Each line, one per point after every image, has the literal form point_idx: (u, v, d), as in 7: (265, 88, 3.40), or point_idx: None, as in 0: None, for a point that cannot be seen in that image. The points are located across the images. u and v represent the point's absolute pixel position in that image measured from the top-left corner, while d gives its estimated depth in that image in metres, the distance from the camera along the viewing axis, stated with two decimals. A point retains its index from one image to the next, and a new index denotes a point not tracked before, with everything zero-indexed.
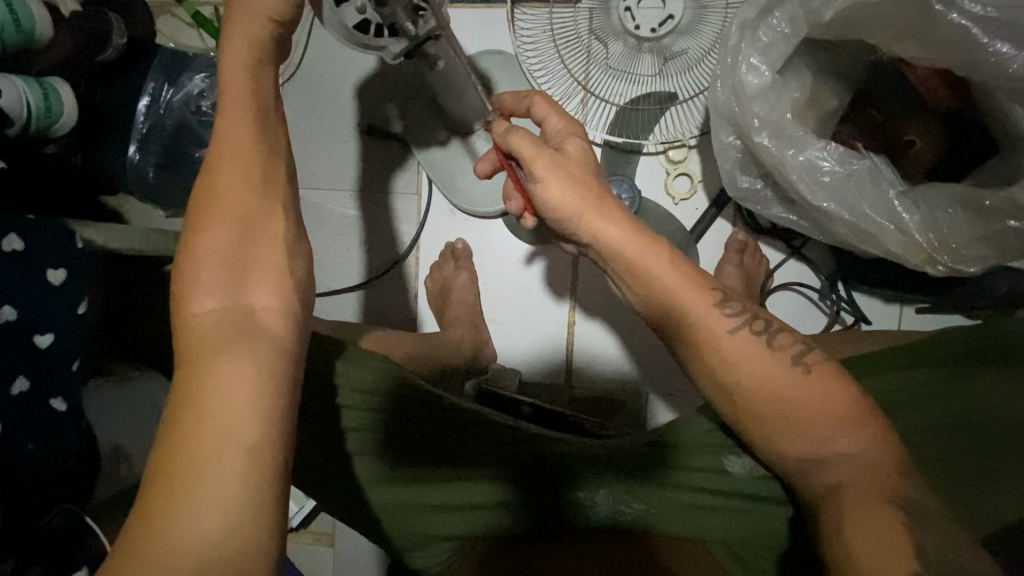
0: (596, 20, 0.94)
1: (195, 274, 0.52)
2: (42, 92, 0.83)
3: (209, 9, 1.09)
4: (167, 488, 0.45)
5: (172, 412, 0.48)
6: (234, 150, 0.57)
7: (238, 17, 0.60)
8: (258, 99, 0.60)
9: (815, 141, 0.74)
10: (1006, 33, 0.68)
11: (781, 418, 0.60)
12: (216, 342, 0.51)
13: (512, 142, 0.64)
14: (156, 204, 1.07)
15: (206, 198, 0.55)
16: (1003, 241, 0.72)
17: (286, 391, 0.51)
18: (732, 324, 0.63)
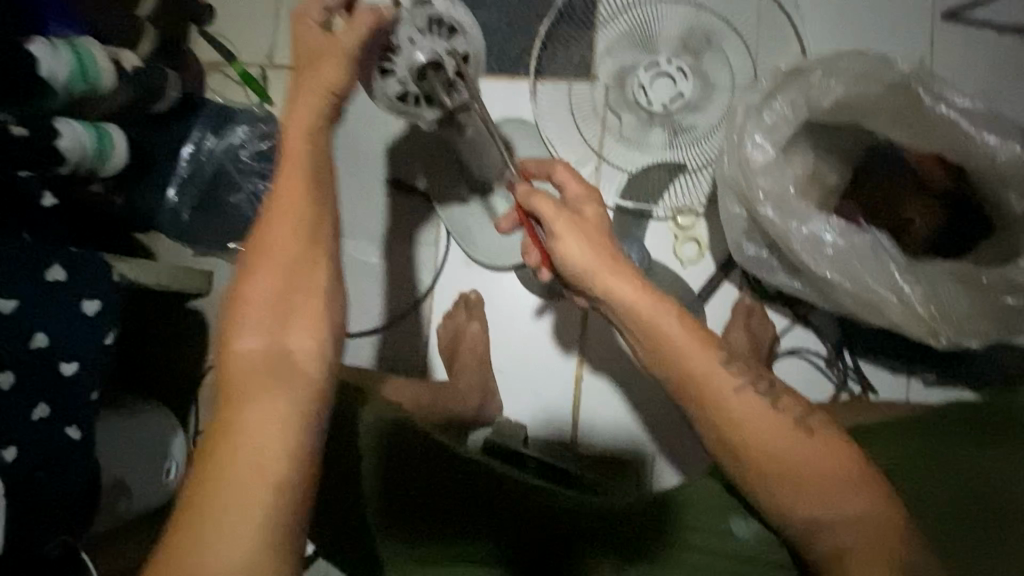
0: (611, 96, 1.04)
1: (241, 316, 0.55)
2: (97, 135, 0.89)
3: (257, 69, 1.18)
4: (199, 515, 0.48)
5: (209, 443, 0.51)
6: (286, 199, 0.57)
7: (305, 89, 0.63)
8: (314, 152, 0.61)
9: (817, 215, 0.78)
10: (993, 125, 0.75)
11: (787, 478, 0.61)
12: (251, 383, 0.52)
13: (533, 204, 0.70)
14: (184, 242, 1.12)
15: (258, 244, 0.57)
16: (1006, 319, 0.75)
17: (317, 433, 0.53)
18: (737, 383, 0.65)
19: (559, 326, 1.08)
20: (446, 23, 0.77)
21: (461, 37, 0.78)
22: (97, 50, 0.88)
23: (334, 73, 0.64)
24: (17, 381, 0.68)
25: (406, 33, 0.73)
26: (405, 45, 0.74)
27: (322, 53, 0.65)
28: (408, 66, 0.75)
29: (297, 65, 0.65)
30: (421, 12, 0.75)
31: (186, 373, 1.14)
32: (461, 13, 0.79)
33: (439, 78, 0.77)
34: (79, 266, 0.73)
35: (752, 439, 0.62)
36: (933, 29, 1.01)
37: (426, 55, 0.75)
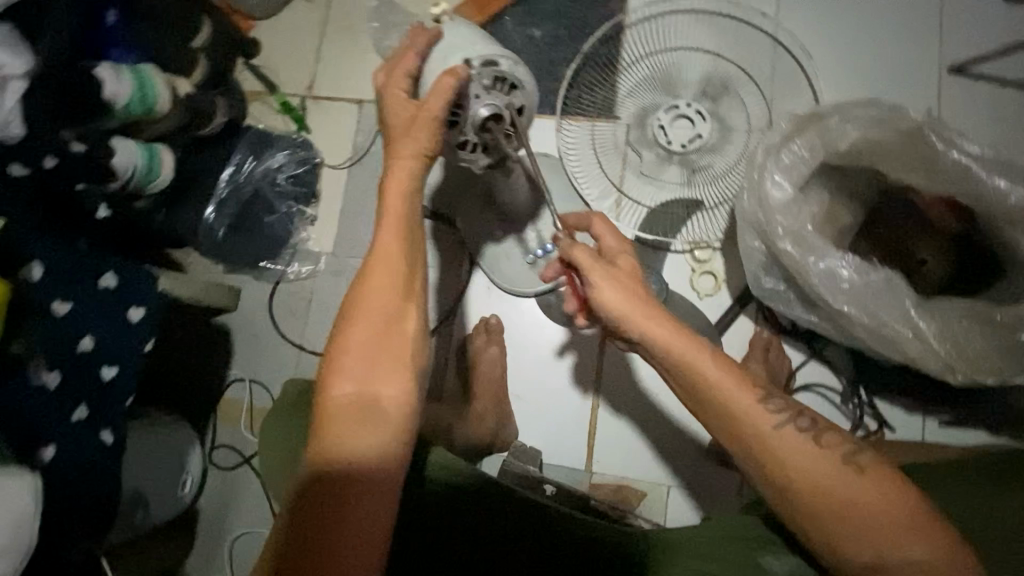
0: (632, 134, 1.10)
1: (341, 361, 0.64)
2: (148, 156, 0.96)
3: (297, 99, 1.25)
4: (314, 518, 0.58)
5: (316, 463, 0.60)
6: (386, 261, 0.68)
7: (401, 154, 0.72)
8: (409, 217, 0.71)
9: (834, 251, 0.81)
10: (1002, 170, 0.78)
11: (845, 523, 0.60)
12: (350, 420, 0.61)
13: (574, 255, 0.76)
14: (218, 259, 1.18)
15: (358, 296, 0.66)
16: (1019, 355, 0.77)
17: (404, 451, 0.62)
18: (776, 419, 0.66)
19: (577, 353, 1.10)
20: (508, 78, 0.79)
21: (519, 92, 0.80)
22: (157, 76, 0.95)
23: (425, 139, 0.73)
24: (62, 381, 0.70)
25: (472, 90, 0.77)
26: (471, 101, 0.77)
27: (417, 117, 0.73)
28: (472, 120, 0.77)
29: (389, 133, 0.75)
30: (488, 70, 0.78)
31: (207, 386, 1.16)
32: (522, 70, 0.80)
33: (500, 130, 0.79)
34: (126, 274, 0.77)
35: (800, 476, 0.63)
36: (940, 82, 1.07)
37: (489, 110, 0.77)
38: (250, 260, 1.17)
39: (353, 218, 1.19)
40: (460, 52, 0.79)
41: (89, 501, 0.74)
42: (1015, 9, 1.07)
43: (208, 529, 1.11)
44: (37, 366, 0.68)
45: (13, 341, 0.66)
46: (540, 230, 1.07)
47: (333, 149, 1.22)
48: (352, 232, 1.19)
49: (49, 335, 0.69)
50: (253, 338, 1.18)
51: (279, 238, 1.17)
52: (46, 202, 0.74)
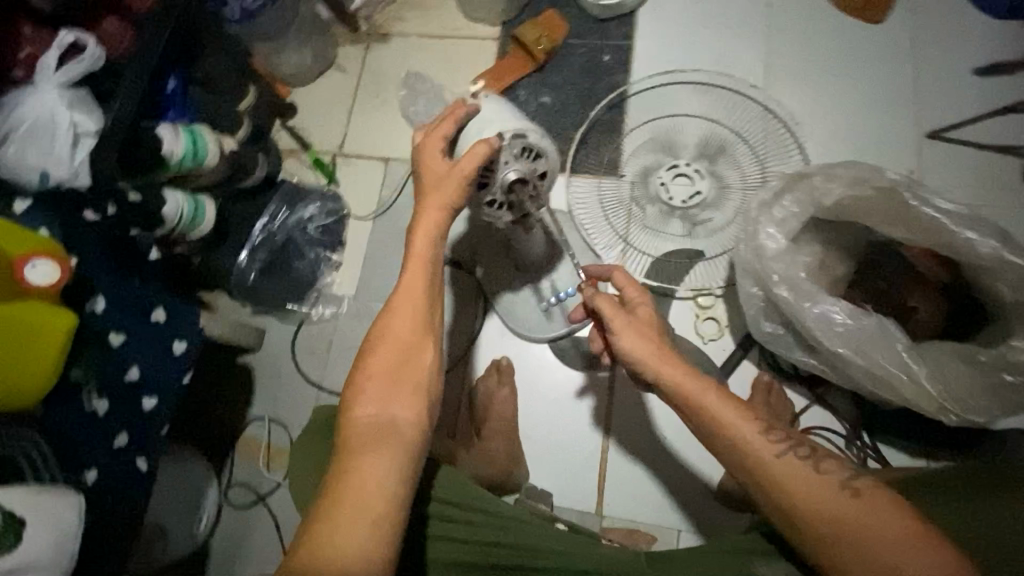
0: (637, 190, 1.20)
1: (362, 390, 0.69)
2: (193, 206, 1.06)
3: (328, 156, 1.37)
4: (320, 535, 0.59)
5: (330, 483, 0.63)
6: (411, 297, 0.74)
7: (430, 203, 0.78)
8: (433, 257, 0.77)
9: (827, 297, 0.87)
10: (974, 225, 0.84)
11: (852, 547, 0.63)
12: (367, 441, 0.65)
13: (597, 301, 0.84)
14: (246, 300, 1.25)
15: (382, 330, 0.72)
16: (1004, 395, 0.81)
17: (411, 479, 0.64)
18: (780, 447, 0.70)
19: (586, 395, 1.14)
20: (534, 148, 0.88)
21: (543, 160, 0.89)
22: (209, 135, 1.05)
23: (452, 190, 0.78)
24: (109, 409, 0.76)
25: (502, 157, 0.85)
26: (500, 167, 0.86)
27: (448, 173, 0.80)
28: (500, 183, 0.86)
29: (422, 183, 0.82)
30: (517, 141, 0.86)
31: (227, 423, 1.20)
32: (547, 142, 0.90)
33: (525, 193, 0.88)
34: (177, 310, 0.85)
35: (799, 492, 0.67)
36: (920, 146, 1.16)
37: (516, 175, 0.86)
38: (277, 301, 1.25)
39: (376, 264, 1.27)
40: (496, 125, 0.87)
41: (117, 531, 0.76)
42: (983, 83, 1.18)
43: (220, 568, 1.12)
44: (88, 395, 0.75)
45: (72, 367, 0.74)
46: (556, 279, 1.14)
47: (358, 201, 1.32)
48: (374, 277, 1.27)
49: (101, 366, 0.76)
50: (275, 376, 1.23)
51: (307, 282, 1.25)
52: (107, 246, 0.81)
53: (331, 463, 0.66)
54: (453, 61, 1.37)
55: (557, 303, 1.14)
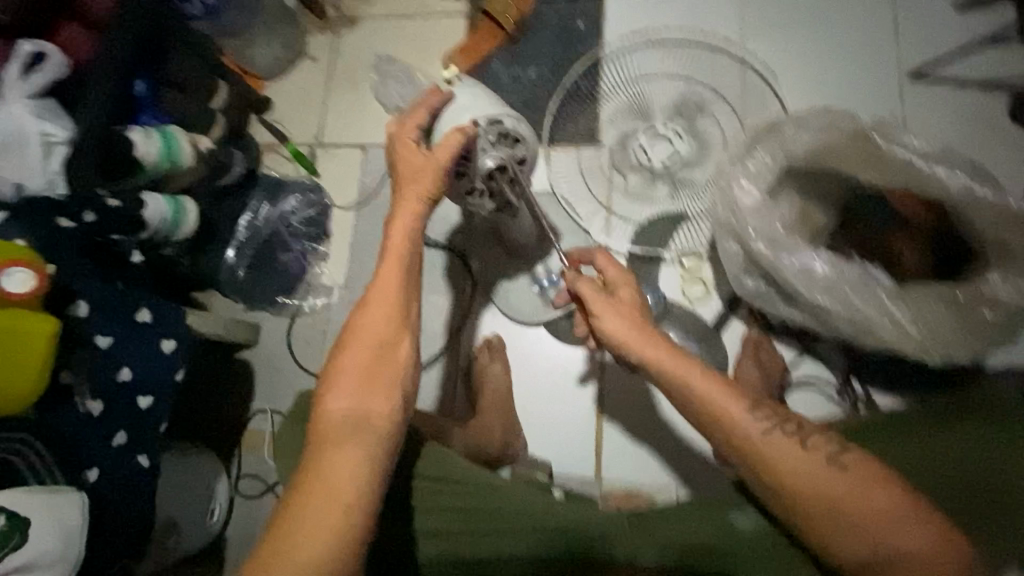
0: (616, 157, 1.18)
1: (336, 385, 0.69)
2: (174, 207, 1.03)
3: (306, 147, 1.37)
4: (286, 528, 0.60)
5: (301, 475, 0.64)
6: (385, 292, 0.74)
7: (407, 197, 0.79)
8: (411, 252, 0.77)
9: (806, 248, 0.87)
10: (943, 160, 0.84)
11: (833, 518, 0.63)
12: (341, 434, 0.65)
13: (578, 283, 0.83)
14: (239, 298, 1.26)
15: (357, 325, 0.72)
16: (982, 330, 0.83)
17: (382, 472, 0.65)
18: (763, 425, 0.68)
19: (578, 365, 1.15)
20: (511, 135, 0.89)
21: (521, 145, 0.90)
22: (182, 136, 1.05)
23: (429, 184, 0.79)
24: (104, 410, 0.79)
25: (479, 145, 0.86)
26: (478, 153, 0.86)
27: (425, 166, 0.80)
28: (479, 170, 0.87)
29: (399, 174, 0.82)
30: (493, 128, 0.87)
31: (231, 418, 1.23)
32: (524, 125, 0.91)
33: (505, 178, 0.89)
34: (161, 310, 0.86)
35: (793, 475, 0.65)
36: (903, 89, 1.14)
37: (495, 162, 0.87)
38: (268, 297, 1.27)
39: (362, 251, 1.28)
40: (468, 112, 0.88)
41: (126, 522, 0.81)
42: (965, 18, 1.14)
43: (235, 556, 1.15)
44: (82, 396, 0.78)
45: (62, 371, 0.77)
46: (549, 265, 1.17)
47: (340, 191, 1.32)
48: (360, 264, 1.27)
49: (93, 368, 0.78)
50: (273, 370, 1.25)
51: (296, 275, 1.26)
52: (87, 249, 0.83)
53: (304, 454, 0.66)
54: (423, 41, 1.35)
55: (550, 287, 1.17)
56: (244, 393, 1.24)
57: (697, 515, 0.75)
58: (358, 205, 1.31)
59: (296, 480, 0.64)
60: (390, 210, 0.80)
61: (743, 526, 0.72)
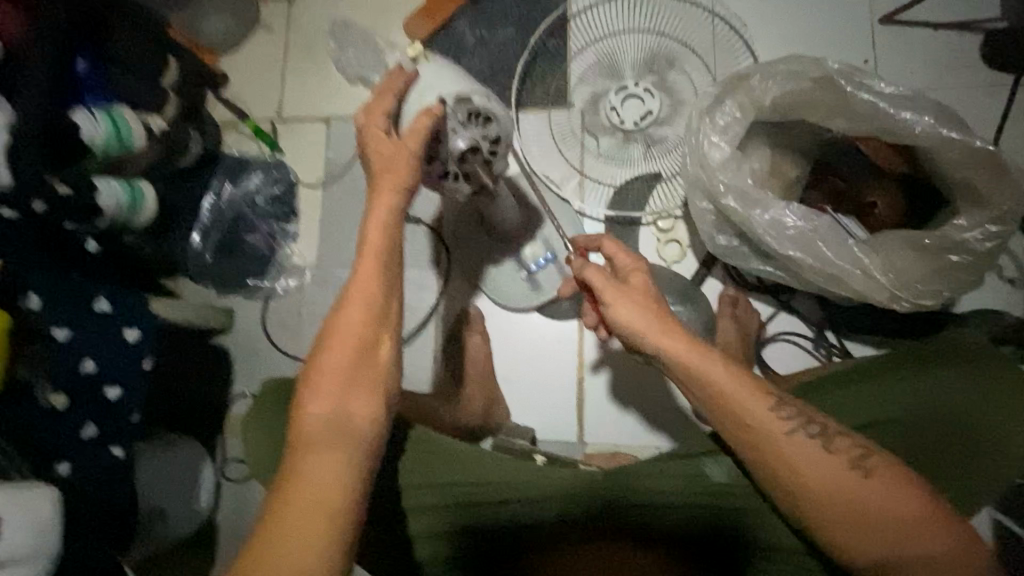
0: (587, 118, 1.14)
1: (316, 389, 0.63)
2: (130, 192, 0.99)
3: (267, 124, 1.31)
4: (265, 539, 0.57)
5: (280, 482, 0.60)
6: (363, 290, 0.67)
7: (381, 187, 0.71)
8: (390, 245, 0.69)
9: (777, 202, 0.85)
10: (911, 104, 0.82)
11: (848, 515, 0.62)
12: (321, 442, 0.61)
13: (586, 274, 0.77)
14: (210, 283, 1.23)
15: (335, 326, 0.66)
16: (950, 274, 0.83)
17: (365, 478, 0.61)
18: (791, 425, 0.66)
19: (557, 333, 1.14)
20: (482, 112, 0.79)
21: (495, 123, 0.80)
22: (130, 116, 0.99)
23: (403, 171, 0.71)
24: (70, 402, 0.78)
25: (449, 126, 0.77)
26: (449, 136, 0.78)
27: (396, 153, 0.72)
28: (451, 154, 0.78)
29: (374, 160, 0.73)
30: (462, 106, 0.78)
31: (212, 406, 1.22)
32: (496, 102, 0.81)
33: (477, 160, 0.80)
34: (121, 299, 0.84)
35: (814, 480, 0.64)
36: (873, 33, 1.11)
37: (466, 143, 0.78)
38: (240, 279, 1.24)
39: (333, 228, 1.25)
40: (436, 91, 0.78)
41: (106, 512, 0.80)
42: None
43: (228, 538, 1.16)
44: (43, 390, 0.76)
45: (19, 367, 0.75)
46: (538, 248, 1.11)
47: (305, 168, 1.28)
48: (332, 242, 1.24)
49: (53, 361, 0.77)
50: (250, 354, 1.23)
51: (265, 256, 1.24)
52: (38, 243, 0.80)
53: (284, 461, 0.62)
54: (380, 4, 1.29)
55: (540, 270, 1.11)
56: (223, 379, 1.23)
57: (669, 467, 0.77)
58: (325, 181, 1.27)
59: (275, 489, 0.60)
60: (366, 202, 0.71)
61: (716, 478, 0.74)
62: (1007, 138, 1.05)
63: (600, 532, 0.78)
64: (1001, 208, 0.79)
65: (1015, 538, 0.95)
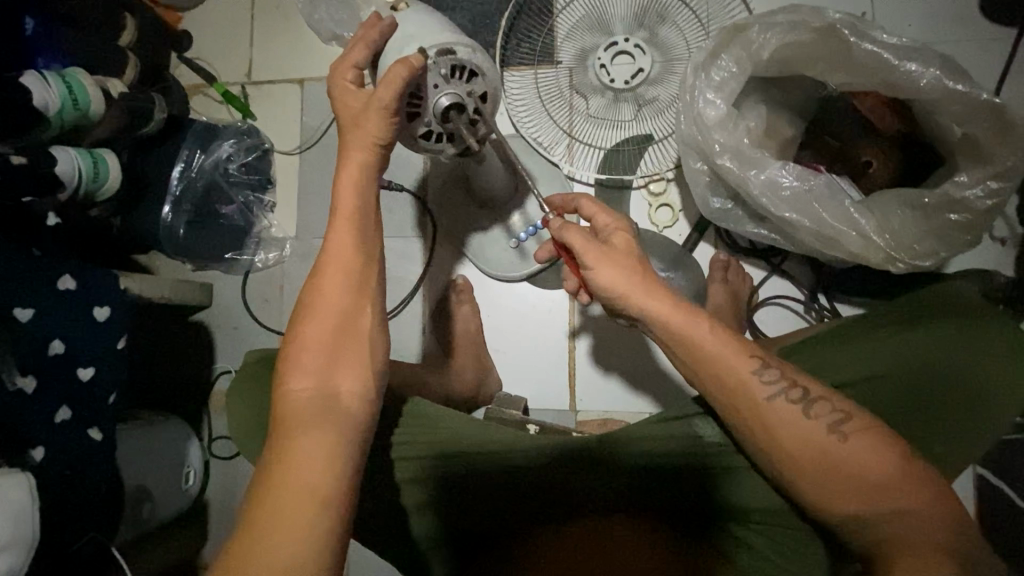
0: (575, 77, 1.08)
1: (297, 363, 0.61)
2: (92, 160, 0.92)
3: (237, 88, 1.24)
4: (251, 531, 0.51)
5: (266, 467, 0.55)
6: (340, 254, 0.65)
7: (353, 146, 0.69)
8: (365, 209, 0.68)
9: (773, 161, 0.83)
10: (915, 55, 0.79)
11: (826, 474, 0.61)
12: (306, 418, 0.57)
13: (566, 236, 0.73)
14: (183, 257, 1.12)
15: (314, 293, 0.64)
16: (947, 234, 0.82)
17: (357, 456, 0.57)
18: (774, 385, 0.65)
19: (548, 301, 1.12)
20: (467, 66, 0.74)
21: (480, 78, 0.75)
22: (85, 80, 0.91)
23: (376, 126, 0.69)
24: (39, 385, 0.75)
25: (430, 80, 0.72)
26: (430, 91, 0.73)
27: (368, 108, 0.69)
28: (433, 111, 0.74)
29: (346, 121, 0.71)
30: (445, 59, 0.72)
31: (196, 383, 1.19)
32: (482, 56, 0.75)
33: (463, 120, 0.75)
34: (87, 276, 0.81)
35: (788, 439, 0.63)
36: None
37: (450, 100, 0.73)
38: (214, 253, 1.15)
39: (313, 198, 1.20)
40: (416, 42, 0.74)
41: (88, 495, 0.79)
42: None
43: (219, 515, 1.15)
44: (10, 373, 0.73)
45: None
46: (526, 214, 1.07)
47: (281, 135, 1.22)
48: (313, 212, 1.20)
49: (19, 343, 0.73)
50: (233, 330, 1.20)
51: (241, 228, 1.17)
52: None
53: (266, 444, 0.58)
54: None
55: (527, 240, 1.07)
56: (205, 356, 1.20)
57: (662, 429, 0.75)
58: (303, 148, 1.21)
59: (259, 475, 0.55)
60: (336, 163, 0.69)
61: (709, 438, 0.73)
62: (1008, 92, 1.02)
63: (594, 497, 0.79)
64: (1004, 163, 0.77)
65: (996, 491, 0.97)
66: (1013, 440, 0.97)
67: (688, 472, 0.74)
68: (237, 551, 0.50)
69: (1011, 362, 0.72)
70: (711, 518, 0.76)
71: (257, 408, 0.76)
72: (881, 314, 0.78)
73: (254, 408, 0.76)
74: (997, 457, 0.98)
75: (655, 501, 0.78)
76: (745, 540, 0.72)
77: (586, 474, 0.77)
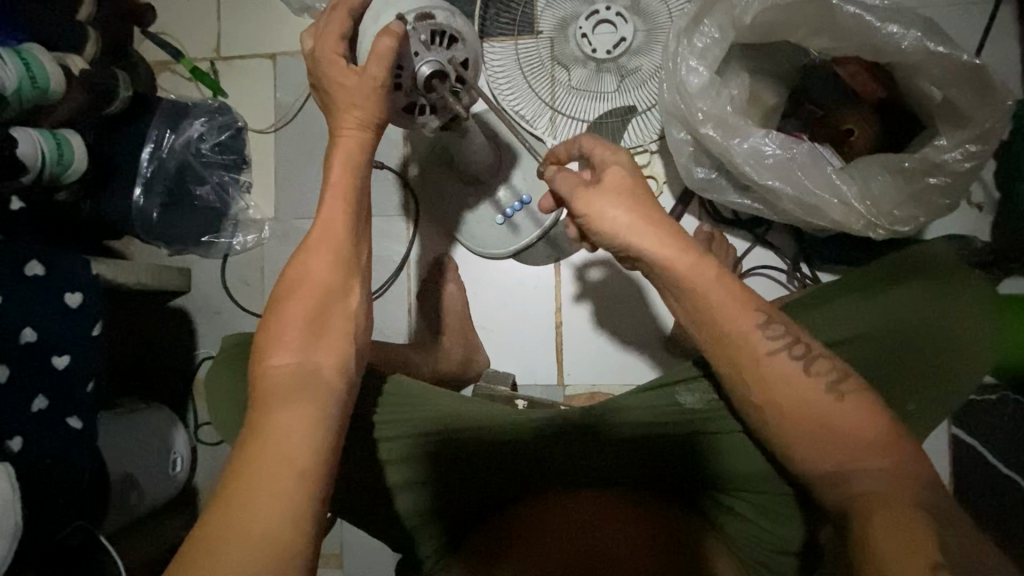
0: (556, 47, 1.05)
1: (278, 338, 0.59)
2: (55, 141, 0.88)
3: (206, 63, 1.19)
4: (225, 503, 0.51)
5: (244, 441, 0.54)
6: (330, 230, 0.64)
7: (345, 121, 0.68)
8: (355, 186, 0.67)
9: (756, 129, 0.83)
10: (896, 16, 0.79)
11: (811, 437, 0.62)
12: (284, 393, 0.56)
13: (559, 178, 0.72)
14: (161, 242, 1.10)
15: (298, 269, 0.63)
16: (926, 197, 0.82)
17: (337, 432, 0.57)
18: (766, 341, 0.66)
19: (534, 277, 1.11)
20: (446, 31, 0.71)
21: (461, 44, 0.73)
22: (42, 55, 0.86)
23: (369, 103, 0.68)
24: (11, 375, 0.74)
25: (410, 48, 0.70)
26: (410, 59, 0.70)
27: (357, 84, 0.67)
28: (414, 80, 0.71)
29: (330, 97, 0.69)
30: (423, 24, 0.70)
31: (179, 370, 1.17)
32: (460, 21, 0.73)
33: (447, 88, 0.73)
34: (57, 262, 0.79)
35: (786, 400, 0.64)
36: None
37: (432, 68, 0.71)
38: (191, 237, 1.13)
39: (289, 175, 1.16)
40: (394, 9, 0.71)
41: (68, 485, 0.79)
42: None
43: (208, 499, 1.14)
44: None
45: None
46: (513, 188, 1.05)
47: (254, 111, 1.18)
48: (290, 191, 1.16)
49: None
50: (214, 315, 1.17)
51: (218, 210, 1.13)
52: None
53: (246, 419, 0.57)
54: None
55: (515, 214, 1.06)
56: (187, 342, 1.17)
57: (647, 398, 0.76)
58: (279, 126, 1.17)
59: (238, 449, 0.54)
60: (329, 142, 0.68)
61: (689, 406, 0.75)
62: (989, 55, 1.02)
63: (579, 470, 0.79)
64: (983, 125, 0.77)
65: (971, 448, 1.01)
66: (987, 399, 1.00)
67: (670, 441, 0.76)
68: (215, 522, 0.50)
69: (976, 322, 0.73)
70: (695, 487, 0.77)
71: (238, 390, 0.75)
72: (858, 277, 0.79)
73: (235, 391, 0.75)
74: (972, 416, 1.01)
75: (640, 473, 0.79)
76: (730, 506, 0.74)
77: (573, 446, 0.78)
